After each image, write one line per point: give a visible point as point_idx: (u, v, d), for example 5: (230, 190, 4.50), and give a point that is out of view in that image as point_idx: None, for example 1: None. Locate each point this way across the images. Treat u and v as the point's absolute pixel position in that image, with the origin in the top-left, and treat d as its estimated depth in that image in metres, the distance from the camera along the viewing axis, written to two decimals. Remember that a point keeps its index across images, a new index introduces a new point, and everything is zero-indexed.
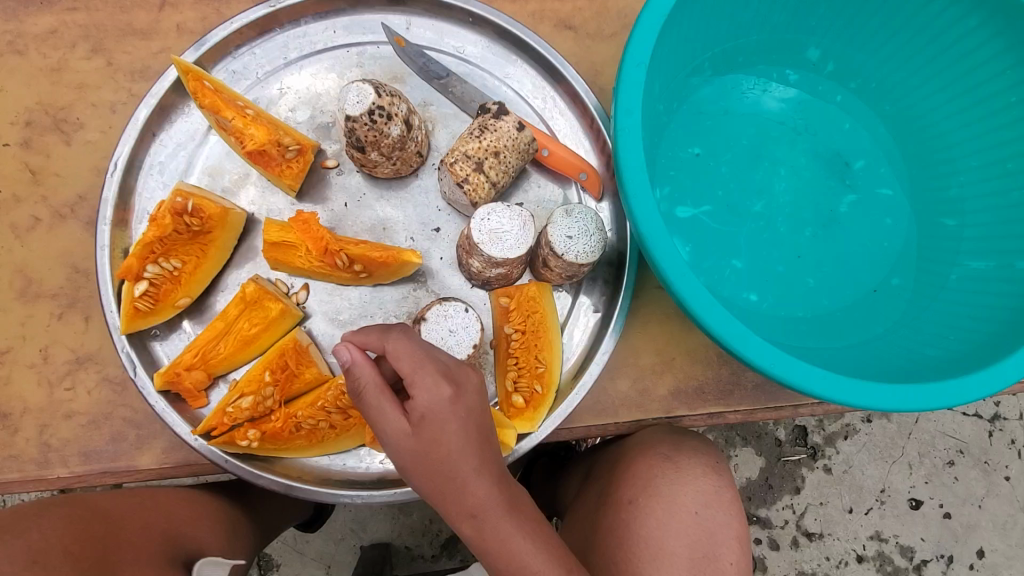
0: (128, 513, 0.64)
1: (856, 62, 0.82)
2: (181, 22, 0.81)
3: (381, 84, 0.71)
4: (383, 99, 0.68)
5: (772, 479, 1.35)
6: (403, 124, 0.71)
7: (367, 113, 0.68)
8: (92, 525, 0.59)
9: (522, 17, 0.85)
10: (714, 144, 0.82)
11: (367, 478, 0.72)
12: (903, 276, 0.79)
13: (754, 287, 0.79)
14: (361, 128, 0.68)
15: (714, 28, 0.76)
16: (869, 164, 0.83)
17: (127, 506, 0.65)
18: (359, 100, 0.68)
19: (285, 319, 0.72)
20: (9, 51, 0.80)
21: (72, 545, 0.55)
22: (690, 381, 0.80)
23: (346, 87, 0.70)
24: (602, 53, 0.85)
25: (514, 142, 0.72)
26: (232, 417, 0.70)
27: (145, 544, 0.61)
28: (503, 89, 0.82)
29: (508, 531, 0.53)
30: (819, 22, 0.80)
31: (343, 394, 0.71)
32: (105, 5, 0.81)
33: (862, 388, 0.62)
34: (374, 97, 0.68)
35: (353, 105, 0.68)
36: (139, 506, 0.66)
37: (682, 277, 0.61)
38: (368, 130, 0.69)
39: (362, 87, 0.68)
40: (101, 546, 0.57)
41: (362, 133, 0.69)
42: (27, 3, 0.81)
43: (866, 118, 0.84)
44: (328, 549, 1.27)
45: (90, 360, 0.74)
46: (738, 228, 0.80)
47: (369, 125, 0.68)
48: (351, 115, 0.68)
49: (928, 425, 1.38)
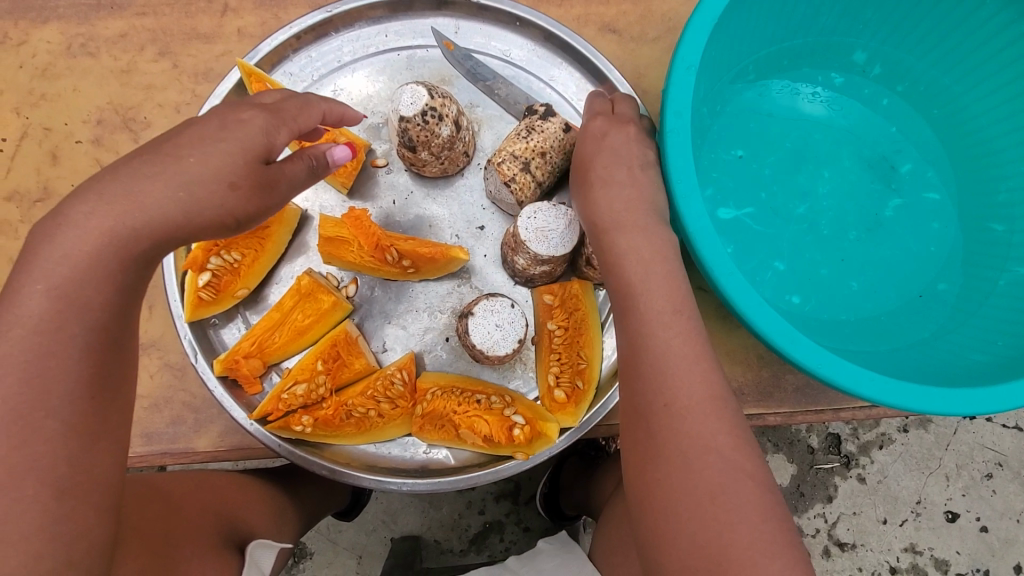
0: (190, 491, 0.68)
1: (904, 65, 0.82)
2: (242, 27, 0.85)
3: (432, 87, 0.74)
4: (435, 100, 0.71)
5: (804, 486, 1.33)
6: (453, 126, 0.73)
7: (420, 114, 0.70)
8: (156, 501, 0.62)
9: (567, 21, 0.87)
10: (758, 146, 0.82)
11: (411, 466, 0.75)
12: (949, 281, 0.79)
13: (796, 290, 0.79)
14: (415, 129, 0.71)
15: (761, 31, 0.76)
16: (915, 168, 0.83)
17: (186, 482, 0.68)
18: (412, 102, 0.70)
19: (337, 311, 0.75)
20: (82, 53, 0.85)
21: (139, 522, 0.58)
22: (729, 381, 0.80)
23: (400, 89, 0.72)
24: (645, 56, 0.87)
25: (561, 143, 0.74)
26: (287, 403, 0.73)
27: (205, 522, 0.64)
28: (547, 91, 0.84)
29: None
30: (867, 25, 0.80)
31: (392, 383, 0.75)
32: (172, 10, 0.85)
33: (910, 390, 0.62)
34: (427, 99, 0.70)
35: (408, 106, 0.70)
36: (199, 485, 0.70)
37: (728, 276, 0.62)
38: (421, 131, 0.71)
39: (415, 89, 0.71)
40: (167, 523, 0.60)
41: (415, 134, 0.71)
42: (100, 8, 0.85)
43: (912, 121, 0.84)
44: (359, 539, 1.30)
45: (152, 346, 0.78)
46: (780, 231, 0.81)
47: (422, 125, 0.71)
48: (405, 117, 0.70)
49: (966, 436, 1.34)
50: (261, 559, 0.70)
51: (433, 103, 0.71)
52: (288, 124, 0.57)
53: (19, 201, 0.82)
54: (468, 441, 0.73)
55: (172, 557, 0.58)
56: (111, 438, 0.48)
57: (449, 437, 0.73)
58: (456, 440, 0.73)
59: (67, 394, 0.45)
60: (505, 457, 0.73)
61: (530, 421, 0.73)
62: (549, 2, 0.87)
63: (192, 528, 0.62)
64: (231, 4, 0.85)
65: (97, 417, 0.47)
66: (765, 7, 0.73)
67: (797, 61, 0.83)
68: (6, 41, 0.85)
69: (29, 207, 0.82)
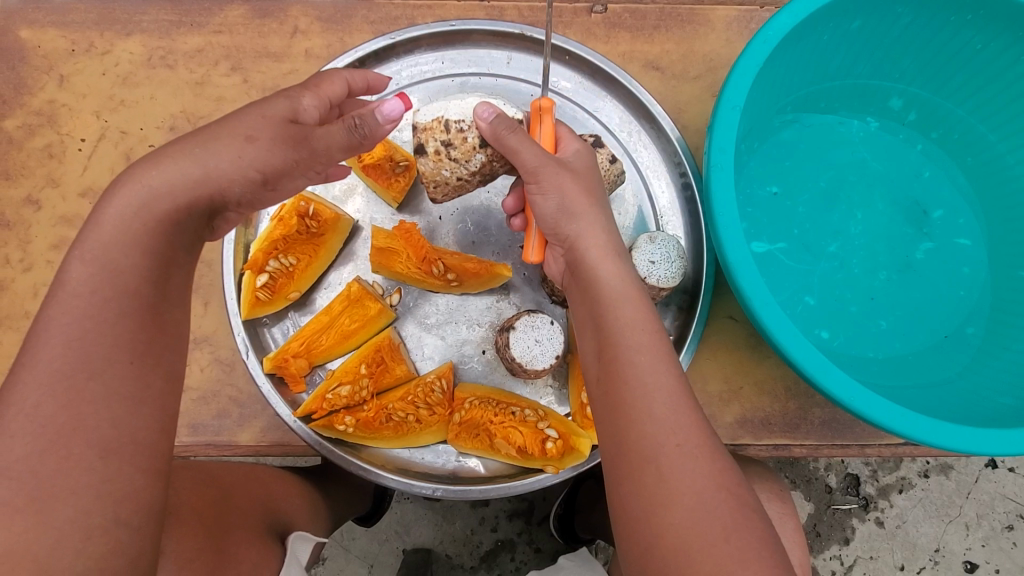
0: (235, 479, 0.71)
1: (940, 113, 0.85)
2: (309, 48, 0.91)
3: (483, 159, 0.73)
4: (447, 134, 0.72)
5: (821, 526, 1.32)
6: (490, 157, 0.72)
7: (458, 125, 0.71)
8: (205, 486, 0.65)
9: (613, 56, 0.92)
10: (793, 183, 0.85)
11: (442, 472, 0.77)
12: (978, 325, 0.80)
13: (826, 325, 0.81)
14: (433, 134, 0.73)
15: (802, 74, 0.80)
16: (947, 214, 0.85)
17: (236, 474, 0.72)
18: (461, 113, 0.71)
19: (381, 318, 0.79)
20: (161, 65, 0.91)
21: (194, 505, 0.61)
22: (756, 411, 0.82)
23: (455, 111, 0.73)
24: (686, 93, 0.91)
25: (605, 173, 0.79)
26: (331, 403, 0.76)
27: (249, 514, 0.67)
28: (592, 121, 0.89)
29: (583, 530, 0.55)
30: (905, 74, 0.83)
31: (432, 391, 0.78)
32: (246, 30, 0.91)
33: (938, 428, 0.64)
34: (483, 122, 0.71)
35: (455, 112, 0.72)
36: (245, 474, 0.73)
37: (765, 305, 0.65)
38: (444, 136, 0.72)
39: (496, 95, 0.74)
40: (216, 509, 0.64)
41: (436, 141, 0.73)
42: (180, 24, 0.92)
43: (946, 168, 0.86)
44: (372, 549, 1.30)
45: (205, 341, 0.82)
46: (813, 266, 0.83)
47: (449, 134, 0.72)
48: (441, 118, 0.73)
49: (988, 485, 1.33)
50: (299, 552, 0.73)
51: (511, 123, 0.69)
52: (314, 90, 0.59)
53: (93, 197, 0.88)
54: (502, 451, 0.75)
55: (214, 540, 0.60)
56: (154, 407, 0.47)
57: (483, 446, 0.76)
58: (490, 449, 0.75)
59: (106, 358, 0.45)
60: (535, 470, 0.75)
61: (561, 435, 0.75)
62: (598, 39, 0.92)
63: (237, 515, 0.65)
64: (300, 26, 0.92)
65: (143, 389, 0.46)
66: (807, 54, 0.77)
67: (834, 105, 0.86)
68: (92, 49, 0.92)
69: None
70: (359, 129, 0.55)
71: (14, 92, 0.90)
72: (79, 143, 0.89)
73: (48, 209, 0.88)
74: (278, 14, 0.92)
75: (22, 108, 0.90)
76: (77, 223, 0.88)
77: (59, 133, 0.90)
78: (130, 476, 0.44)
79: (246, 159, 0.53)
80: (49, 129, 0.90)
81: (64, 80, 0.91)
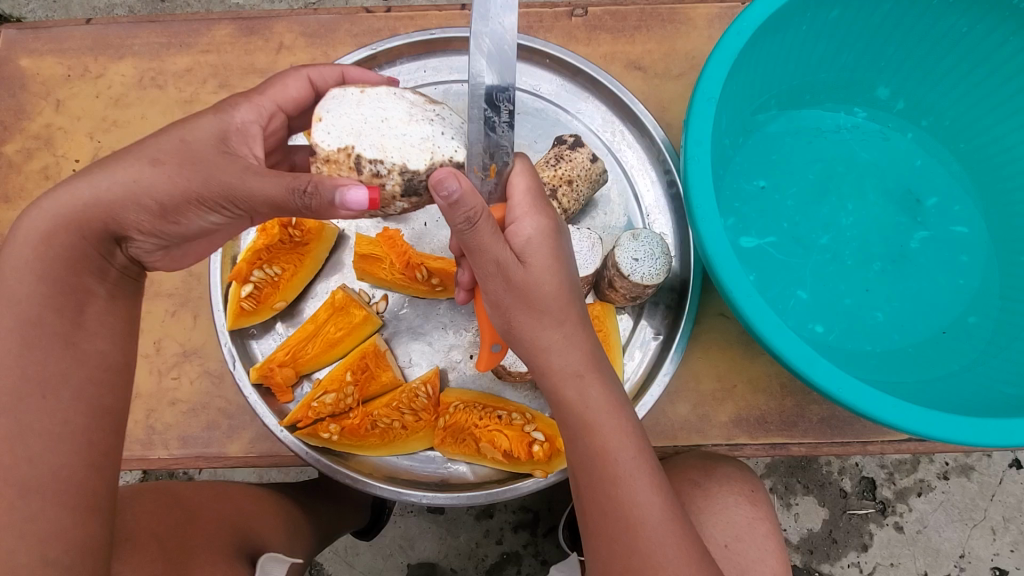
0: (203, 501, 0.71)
1: (929, 100, 0.83)
2: (294, 63, 0.93)
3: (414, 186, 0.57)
4: (365, 171, 0.56)
5: (837, 532, 1.27)
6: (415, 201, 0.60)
7: (375, 167, 0.56)
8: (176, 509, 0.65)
9: (594, 58, 0.92)
10: (780, 176, 0.84)
11: (431, 478, 0.76)
12: (980, 314, 0.78)
13: (819, 319, 0.79)
14: (339, 171, 0.57)
15: (783, 66, 0.79)
16: (941, 202, 0.83)
17: (202, 494, 0.72)
18: (381, 149, 0.56)
19: (367, 325, 0.78)
20: (152, 85, 0.93)
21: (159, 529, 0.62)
22: (752, 410, 0.80)
23: (376, 136, 0.56)
24: (669, 91, 0.91)
25: (586, 172, 0.78)
26: (316, 411, 0.76)
27: (218, 534, 0.67)
28: (575, 122, 0.88)
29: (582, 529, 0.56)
30: (889, 62, 0.82)
31: (417, 397, 0.77)
32: (233, 48, 0.93)
33: (935, 419, 0.61)
34: (419, 166, 0.56)
35: (370, 146, 0.56)
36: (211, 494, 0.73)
37: (748, 298, 0.63)
38: (354, 176, 0.57)
39: (444, 109, 0.60)
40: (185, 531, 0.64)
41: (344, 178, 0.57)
42: (169, 46, 0.94)
43: (938, 155, 0.84)
44: (376, 564, 1.28)
45: (195, 353, 0.83)
46: (804, 260, 0.81)
47: (361, 176, 0.57)
48: (350, 148, 0.56)
49: (1013, 487, 1.28)
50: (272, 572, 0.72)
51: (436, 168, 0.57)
52: (252, 101, 0.61)
53: None
54: (488, 456, 0.74)
55: (178, 559, 0.61)
56: None
57: (470, 451, 0.75)
58: (476, 454, 0.74)
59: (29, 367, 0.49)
60: (523, 475, 0.74)
61: (548, 437, 0.74)
62: (579, 42, 0.92)
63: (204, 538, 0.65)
64: (286, 42, 0.93)
65: None
66: (785, 46, 0.76)
67: (819, 97, 0.85)
68: (86, 73, 0.94)
69: None
70: (309, 195, 0.51)
71: (13, 117, 0.93)
72: (74, 164, 0.92)
73: None
74: (264, 31, 0.94)
75: (21, 132, 0.93)
76: None
77: (55, 155, 0.92)
78: (56, 466, 0.49)
79: (137, 180, 0.53)
80: (46, 152, 0.92)
81: (59, 103, 0.94)
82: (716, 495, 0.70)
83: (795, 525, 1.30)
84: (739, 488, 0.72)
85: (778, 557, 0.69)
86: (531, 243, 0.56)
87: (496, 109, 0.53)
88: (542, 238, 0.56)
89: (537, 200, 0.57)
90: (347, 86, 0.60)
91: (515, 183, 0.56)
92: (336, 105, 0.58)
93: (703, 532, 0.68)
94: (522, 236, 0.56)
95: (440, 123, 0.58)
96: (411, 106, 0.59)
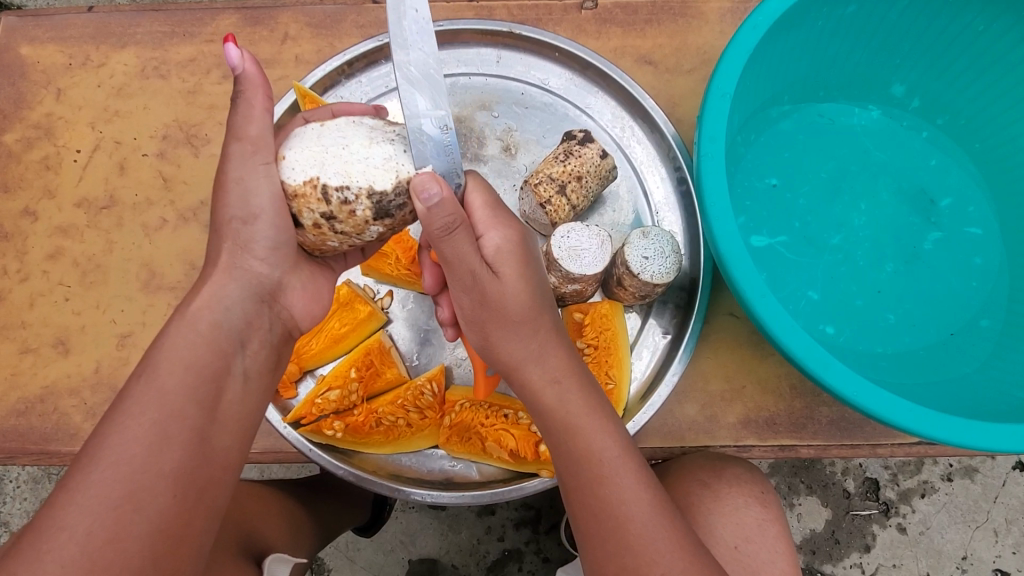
0: None
1: (944, 98, 0.81)
2: (299, 54, 0.91)
3: (381, 209, 0.55)
4: (333, 202, 0.54)
5: (840, 533, 1.26)
6: (388, 223, 0.57)
7: (343, 195, 0.54)
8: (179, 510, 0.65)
9: (604, 52, 0.90)
10: (792, 175, 0.83)
11: (436, 477, 0.76)
12: (993, 316, 0.76)
13: (831, 320, 0.78)
14: (310, 206, 0.55)
15: (797, 62, 0.78)
16: (956, 203, 0.82)
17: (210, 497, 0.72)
18: (345, 176, 0.54)
19: (372, 321, 0.77)
20: (154, 75, 0.92)
21: None
22: (761, 411, 0.79)
23: (336, 164, 0.54)
24: (681, 86, 0.89)
25: (596, 168, 0.77)
26: (320, 408, 0.76)
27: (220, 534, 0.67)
28: (584, 118, 0.87)
29: (590, 533, 0.55)
30: (905, 59, 0.80)
31: (423, 394, 0.76)
32: (237, 38, 0.92)
33: (950, 424, 0.61)
34: (386, 187, 0.54)
35: (334, 174, 0.54)
36: None
37: (762, 299, 0.62)
38: (325, 208, 0.55)
39: (404, 128, 0.58)
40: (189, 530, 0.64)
41: (314, 213, 0.55)
42: (172, 35, 0.93)
43: (952, 154, 0.83)
44: (377, 560, 1.27)
45: None
46: (816, 260, 0.80)
47: (331, 206, 0.55)
48: (315, 179, 0.54)
49: (1017, 489, 1.27)
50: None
51: (403, 186, 0.55)
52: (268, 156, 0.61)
53: (88, 207, 0.89)
54: (494, 455, 0.73)
55: None
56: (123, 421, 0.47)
57: (475, 450, 0.74)
58: (482, 453, 0.73)
59: None
60: (529, 475, 0.73)
61: None
62: (589, 35, 0.91)
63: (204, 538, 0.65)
64: (290, 33, 0.92)
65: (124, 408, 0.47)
66: (799, 42, 0.75)
67: (833, 94, 0.84)
68: (88, 62, 0.93)
69: (96, 212, 0.88)
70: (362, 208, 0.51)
71: (14, 106, 0.92)
72: (75, 154, 0.90)
73: (45, 220, 0.89)
74: (269, 21, 0.92)
75: (22, 122, 0.91)
76: (72, 234, 0.88)
77: (56, 145, 0.91)
78: None
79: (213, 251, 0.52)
80: (46, 142, 0.91)
81: (61, 93, 0.92)
82: (724, 499, 0.70)
83: (797, 525, 1.29)
84: (747, 489, 0.71)
85: (787, 558, 0.68)
86: (501, 252, 0.56)
87: (442, 126, 0.53)
88: (512, 245, 0.57)
89: (498, 212, 0.58)
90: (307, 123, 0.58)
91: (472, 199, 0.57)
92: (296, 142, 0.56)
93: (711, 534, 0.67)
94: (492, 246, 0.56)
95: (402, 141, 0.56)
96: (370, 130, 0.57)
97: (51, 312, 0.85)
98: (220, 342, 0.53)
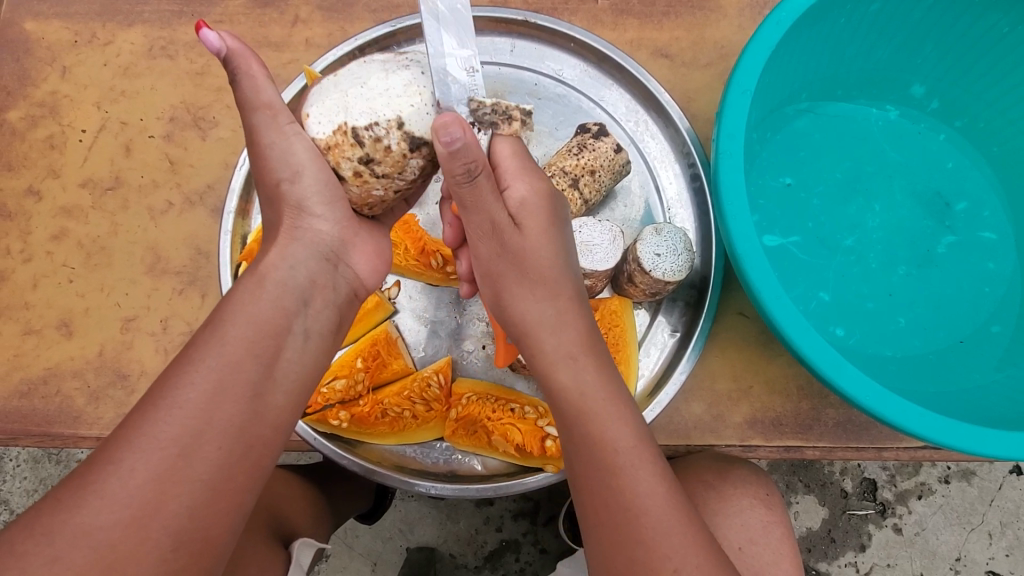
0: None
1: (963, 100, 0.80)
2: (310, 37, 0.90)
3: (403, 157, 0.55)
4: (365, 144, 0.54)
5: (836, 532, 1.27)
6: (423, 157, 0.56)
7: (373, 133, 0.53)
8: None
9: (620, 44, 0.89)
10: (807, 174, 0.82)
11: (440, 469, 0.75)
12: (1004, 323, 0.76)
13: (841, 322, 0.77)
14: (345, 153, 0.54)
15: (817, 60, 0.76)
16: (971, 207, 0.81)
17: None
18: (371, 112, 0.53)
19: (379, 311, 0.78)
20: (162, 55, 0.90)
21: None
22: (767, 411, 0.79)
23: (358, 106, 0.54)
24: (696, 81, 0.88)
25: (610, 162, 0.76)
26: (325, 397, 0.74)
27: None
28: (598, 110, 0.86)
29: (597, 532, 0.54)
30: (925, 60, 0.79)
31: (429, 386, 0.76)
32: (246, 19, 0.90)
33: (961, 430, 0.60)
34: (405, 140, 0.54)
35: (359, 114, 0.53)
36: None
37: (776, 300, 0.61)
38: (359, 151, 0.54)
39: (415, 54, 0.57)
40: None
41: (350, 162, 0.54)
42: (180, 15, 0.91)
43: (969, 158, 0.82)
44: (375, 547, 1.28)
45: (202, 333, 0.83)
46: (828, 261, 0.80)
47: (365, 148, 0.54)
48: (344, 123, 0.53)
49: (1013, 493, 1.27)
50: (304, 558, 0.72)
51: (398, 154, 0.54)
52: None
53: (92, 188, 0.87)
54: (500, 449, 0.73)
55: None
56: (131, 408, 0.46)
57: (480, 444, 0.74)
58: (487, 447, 0.74)
59: None
60: (533, 469, 0.73)
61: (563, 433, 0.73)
62: (604, 26, 0.89)
63: None
64: (301, 16, 0.90)
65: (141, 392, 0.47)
66: (821, 40, 0.73)
67: (850, 94, 0.82)
68: (94, 40, 0.91)
69: (101, 194, 0.87)
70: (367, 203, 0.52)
71: (18, 83, 0.90)
72: (80, 134, 0.89)
73: (49, 200, 0.87)
74: (279, 3, 0.90)
75: (26, 99, 0.90)
76: (76, 215, 0.87)
77: (61, 124, 0.89)
78: None
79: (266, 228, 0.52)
80: (51, 121, 0.89)
81: (66, 71, 0.91)
82: (727, 498, 0.70)
83: (794, 523, 1.29)
84: (753, 491, 0.71)
85: (791, 561, 0.69)
86: (526, 205, 0.56)
87: (468, 69, 0.53)
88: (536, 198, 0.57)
89: (524, 163, 0.57)
90: (322, 78, 0.57)
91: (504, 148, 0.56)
92: (315, 98, 0.55)
93: (717, 535, 0.67)
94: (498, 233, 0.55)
95: (417, 66, 0.55)
96: (384, 63, 0.56)
97: (54, 293, 0.85)
98: (285, 300, 0.52)
